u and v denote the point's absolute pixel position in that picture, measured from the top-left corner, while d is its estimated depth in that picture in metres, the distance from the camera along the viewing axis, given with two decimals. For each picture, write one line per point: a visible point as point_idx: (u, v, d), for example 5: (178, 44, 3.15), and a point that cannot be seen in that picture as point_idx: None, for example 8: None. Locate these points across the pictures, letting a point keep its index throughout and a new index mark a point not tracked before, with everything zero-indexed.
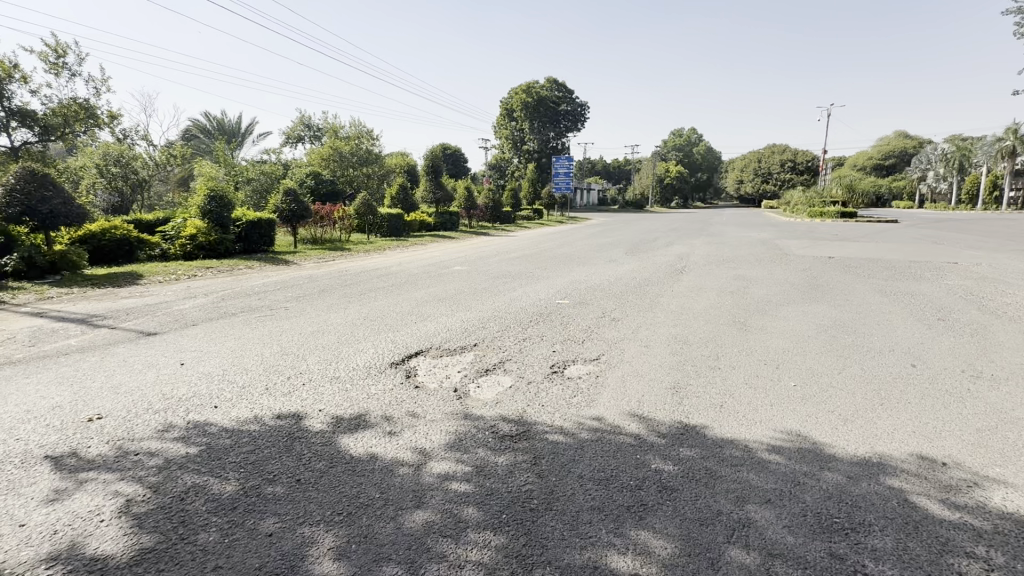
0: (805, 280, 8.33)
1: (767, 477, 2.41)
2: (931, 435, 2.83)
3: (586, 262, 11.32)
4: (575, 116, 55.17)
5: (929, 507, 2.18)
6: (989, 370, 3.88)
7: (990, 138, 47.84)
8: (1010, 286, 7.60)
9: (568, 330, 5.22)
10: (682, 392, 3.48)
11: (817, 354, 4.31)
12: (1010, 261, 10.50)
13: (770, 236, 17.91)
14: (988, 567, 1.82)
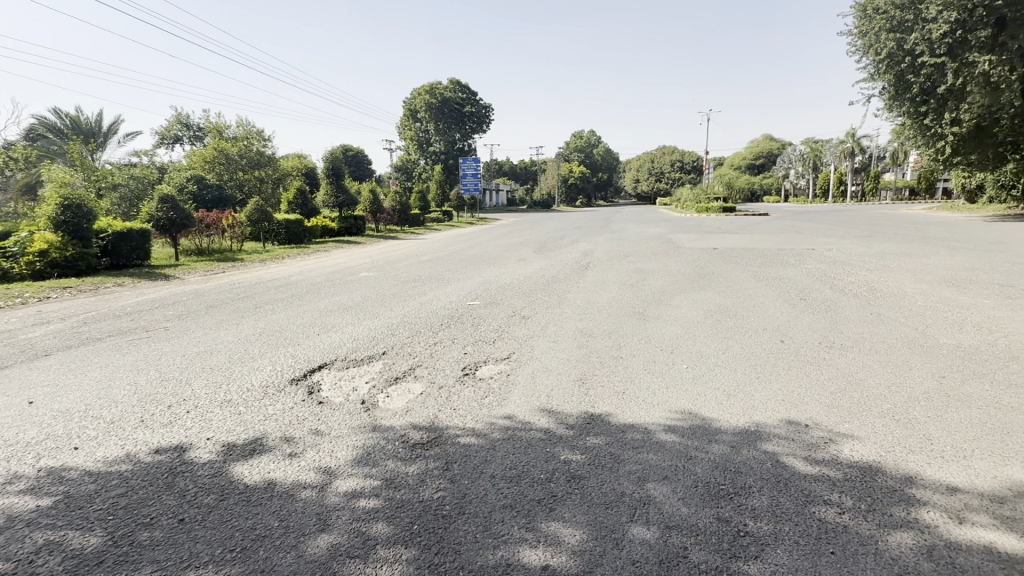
0: (694, 270, 9.15)
1: (663, 455, 2.60)
2: (797, 401, 3.23)
3: (496, 262, 11.45)
4: (479, 119, 55.78)
5: (796, 465, 2.48)
6: (839, 340, 4.52)
7: (835, 140, 56.10)
8: (854, 267, 8.92)
9: (479, 331, 5.24)
10: (588, 383, 3.65)
11: (704, 337, 4.74)
12: (853, 245, 12.31)
13: (664, 231, 19.40)
14: (841, 510, 2.11)
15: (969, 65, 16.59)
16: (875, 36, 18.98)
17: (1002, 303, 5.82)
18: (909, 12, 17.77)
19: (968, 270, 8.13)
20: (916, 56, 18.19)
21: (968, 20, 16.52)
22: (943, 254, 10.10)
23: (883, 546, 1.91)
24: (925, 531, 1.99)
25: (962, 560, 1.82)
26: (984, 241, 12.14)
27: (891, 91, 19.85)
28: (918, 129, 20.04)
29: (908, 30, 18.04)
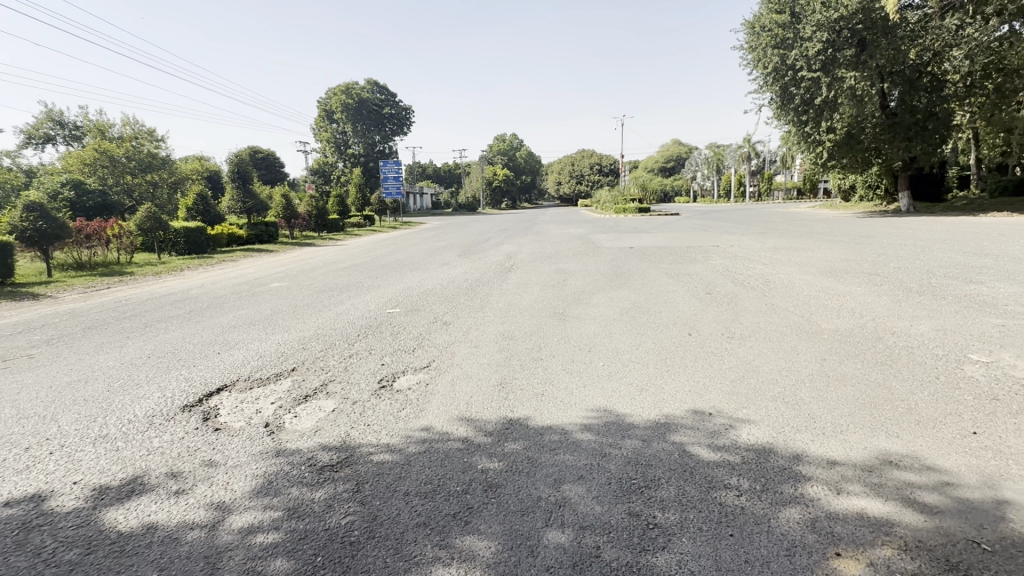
0: (612, 269, 9.52)
1: (579, 455, 2.63)
2: (702, 391, 3.42)
3: (419, 267, 11.20)
4: (399, 121, 54.74)
5: (700, 453, 2.62)
6: (738, 331, 4.89)
7: (734, 145, 61.27)
8: (752, 261, 9.73)
9: (398, 340, 5.06)
10: (508, 387, 3.63)
11: (620, 334, 4.92)
12: (752, 241, 13.44)
13: (585, 231, 20.07)
14: (739, 493, 2.25)
15: (838, 80, 19.08)
16: (763, 51, 20.96)
17: (871, 289, 6.60)
18: (789, 31, 19.88)
19: (844, 261, 9.15)
20: (796, 71, 20.20)
21: (836, 40, 18.91)
22: (825, 247, 11.31)
23: (775, 523, 2.06)
24: (810, 505, 2.17)
25: (840, 528, 2.01)
26: (856, 235, 13.76)
27: (778, 102, 21.91)
28: (800, 137, 22.18)
29: (789, 47, 20.11)
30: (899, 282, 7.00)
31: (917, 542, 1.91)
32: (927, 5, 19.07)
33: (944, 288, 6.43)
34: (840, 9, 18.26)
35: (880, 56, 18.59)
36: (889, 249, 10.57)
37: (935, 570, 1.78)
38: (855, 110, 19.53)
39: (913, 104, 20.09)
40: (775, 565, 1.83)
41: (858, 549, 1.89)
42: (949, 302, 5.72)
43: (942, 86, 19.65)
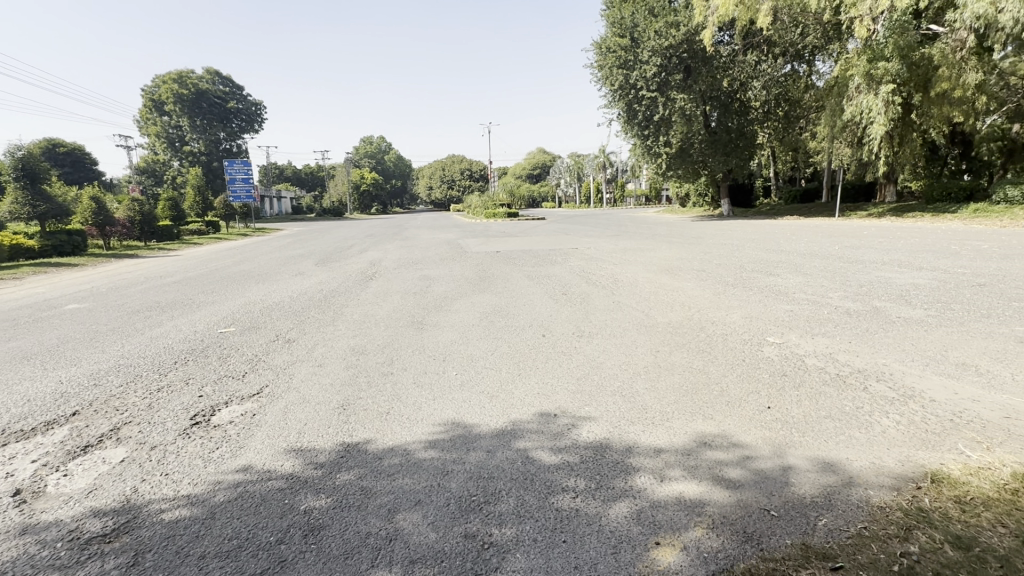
0: (476, 273, 9.55)
1: (419, 477, 2.45)
2: (549, 392, 3.48)
3: (267, 279, 10.08)
4: (249, 116, 49.51)
5: (541, 457, 2.62)
6: (587, 329, 5.16)
7: (592, 155, 66.56)
8: (604, 262, 10.50)
9: (227, 365, 4.40)
10: (350, 408, 3.32)
11: (476, 340, 4.87)
12: (605, 243, 14.58)
13: (454, 236, 20.05)
14: (575, 495, 2.28)
15: (671, 100, 21.77)
16: (609, 70, 23.01)
17: (697, 284, 7.50)
18: (630, 54, 22.10)
19: (678, 260, 10.33)
20: (637, 90, 22.51)
21: (667, 65, 21.55)
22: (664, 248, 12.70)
23: (606, 521, 2.09)
24: (637, 496, 2.27)
25: (661, 516, 2.11)
26: (688, 236, 15.75)
27: (624, 117, 24.20)
28: (643, 150, 24.75)
29: (631, 68, 22.34)
30: (719, 277, 8.07)
31: (722, 518, 2.09)
32: (734, 42, 22.57)
33: (751, 281, 7.55)
34: (669, 38, 20.94)
35: (701, 82, 21.66)
36: (713, 248, 12.22)
37: (735, 543, 1.95)
38: (685, 127, 22.41)
39: (727, 124, 23.16)
40: (602, 565, 1.84)
41: (675, 535, 2.01)
42: (755, 292, 6.71)
43: (747, 111, 23.40)
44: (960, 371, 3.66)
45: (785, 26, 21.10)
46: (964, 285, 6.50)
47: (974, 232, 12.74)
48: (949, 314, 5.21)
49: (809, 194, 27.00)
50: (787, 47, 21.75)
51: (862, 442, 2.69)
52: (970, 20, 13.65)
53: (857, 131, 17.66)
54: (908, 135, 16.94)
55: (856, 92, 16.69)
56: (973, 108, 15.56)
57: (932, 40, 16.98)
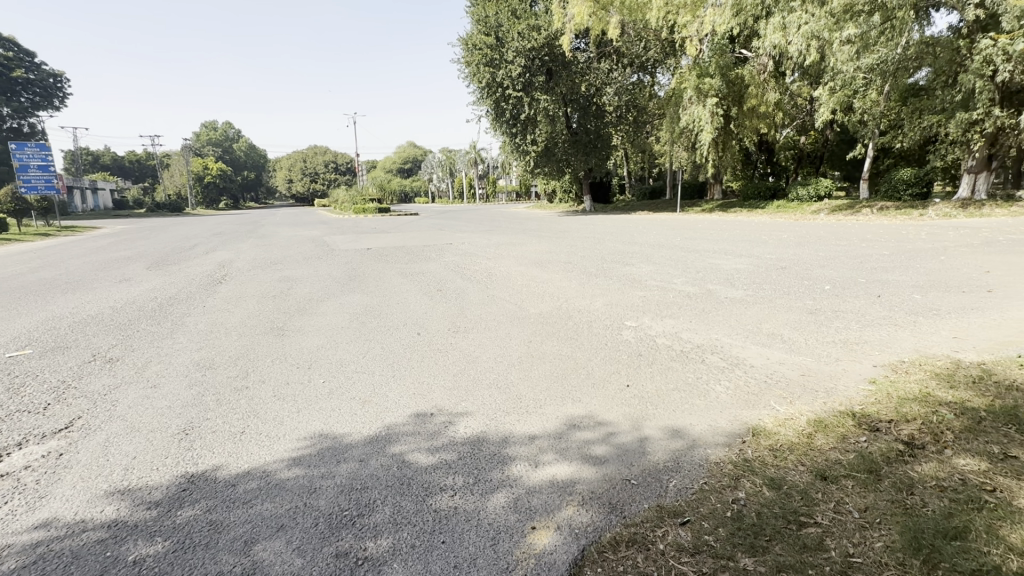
0: (345, 272, 9.01)
1: (281, 500, 2.23)
2: (425, 391, 3.41)
3: (79, 287, 8.37)
4: (44, 88, 40.61)
5: (418, 460, 2.55)
6: (463, 325, 5.16)
7: (464, 151, 66.97)
8: (478, 257, 10.62)
9: (21, 396, 3.54)
10: (194, 433, 2.88)
11: (346, 343, 4.58)
12: (479, 239, 14.76)
13: (319, 233, 18.67)
14: (453, 493, 2.26)
15: (536, 101, 22.81)
16: (476, 67, 23.38)
17: (565, 275, 7.97)
18: (495, 53, 22.66)
19: (547, 253, 10.87)
20: (504, 88, 23.17)
21: (531, 66, 22.51)
22: (534, 242, 13.26)
23: (484, 514, 2.11)
24: (513, 485, 2.32)
25: (537, 502, 2.19)
26: (554, 231, 16.70)
27: (492, 115, 24.77)
28: (512, 148, 25.57)
29: (497, 67, 22.91)
30: (583, 268, 8.67)
31: (591, 494, 2.24)
32: (589, 50, 24.37)
33: (611, 271, 8.25)
34: (531, 40, 21.91)
35: (563, 85, 23.11)
36: (578, 241, 13.09)
37: (602, 515, 2.10)
38: (549, 127, 23.73)
39: (587, 126, 24.84)
40: (481, 560, 1.85)
41: (549, 517, 2.09)
42: (614, 281, 7.34)
43: (603, 115, 25.47)
44: (770, 340, 4.40)
45: (631, 39, 23.42)
46: (771, 269, 7.84)
47: (777, 225, 15.44)
48: (761, 293, 6.24)
49: (656, 192, 30.33)
50: (634, 59, 24.09)
51: (701, 408, 3.09)
52: (769, 48, 16.50)
53: (691, 138, 20.22)
54: (729, 142, 19.64)
55: (689, 103, 19.10)
56: (773, 122, 18.84)
57: (743, 62, 20.14)
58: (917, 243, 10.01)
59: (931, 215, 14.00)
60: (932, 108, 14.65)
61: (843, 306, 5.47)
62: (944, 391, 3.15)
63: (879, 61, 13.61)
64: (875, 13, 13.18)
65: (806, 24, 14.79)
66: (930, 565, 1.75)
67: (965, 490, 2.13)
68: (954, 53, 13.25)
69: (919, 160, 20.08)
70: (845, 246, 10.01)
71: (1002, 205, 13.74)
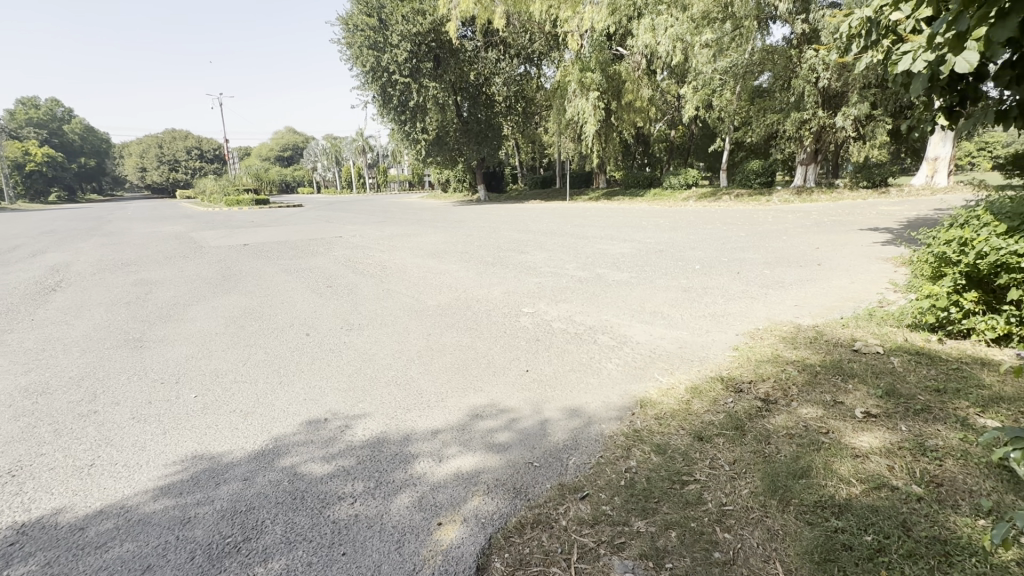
0: (217, 272, 8.08)
1: (147, 537, 1.94)
2: (317, 396, 3.19)
3: None
4: None
5: (312, 470, 2.38)
6: (357, 322, 4.90)
7: (350, 138, 63.48)
8: (371, 250, 10.15)
9: None
10: (24, 474, 2.40)
11: (222, 351, 4.12)
12: (370, 230, 14.10)
13: (183, 229, 16.51)
14: (353, 501, 2.14)
15: (424, 88, 22.25)
16: (359, 49, 22.21)
17: (462, 265, 7.93)
18: (379, 35, 21.65)
19: (443, 243, 10.74)
20: (389, 73, 22.27)
21: (418, 51, 21.91)
22: (429, 232, 12.99)
23: (387, 518, 2.04)
24: (417, 483, 2.27)
25: (441, 497, 2.17)
26: (449, 221, 16.51)
27: (380, 101, 23.76)
28: (402, 135, 24.79)
29: (381, 50, 21.94)
30: (479, 257, 8.70)
31: (496, 482, 2.27)
32: (475, 38, 24.31)
33: (508, 259, 8.38)
34: (417, 25, 21.31)
35: (451, 72, 22.87)
36: (474, 231, 13.10)
37: (507, 501, 2.13)
38: (439, 115, 23.38)
39: (477, 115, 24.85)
40: (386, 566, 1.78)
41: (454, 511, 2.08)
42: (510, 269, 7.46)
43: (493, 104, 25.65)
44: (652, 318, 4.80)
45: (517, 30, 23.65)
46: (652, 252, 8.53)
47: (654, 211, 16.83)
48: (643, 274, 6.77)
49: (547, 181, 31.40)
50: (520, 50, 24.18)
51: (595, 385, 3.28)
52: (641, 47, 17.79)
53: (577, 129, 21.20)
54: (611, 134, 20.88)
55: (574, 96, 19.99)
56: (647, 116, 20.42)
57: (620, 59, 21.46)
58: (766, 225, 11.52)
59: (775, 201, 16.24)
60: (773, 108, 16.94)
61: (711, 283, 6.13)
62: (789, 352, 3.68)
63: (731, 64, 15.28)
64: (727, 21, 15.25)
65: (671, 27, 16.42)
66: (785, 502, 2.03)
67: (807, 434, 2.51)
68: (788, 61, 15.36)
69: (765, 153, 23.12)
70: (710, 229, 11.22)
71: (826, 192, 16.38)
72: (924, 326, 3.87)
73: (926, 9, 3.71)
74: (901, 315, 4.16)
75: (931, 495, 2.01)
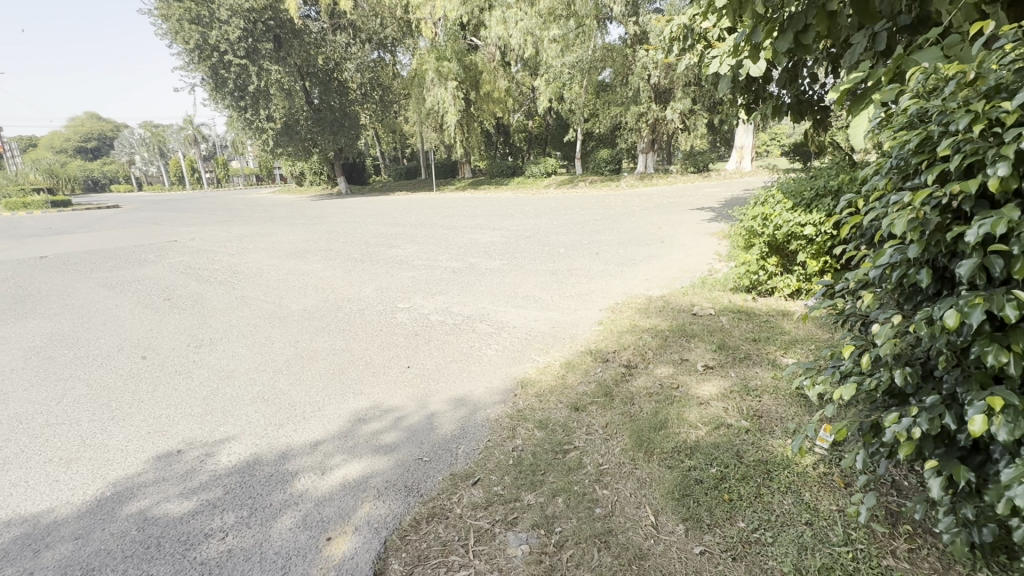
0: (4, 293, 6.49)
1: None
2: (165, 426, 2.78)
3: None
4: None
5: (168, 510, 2.09)
6: (207, 336, 4.33)
7: (176, 126, 54.96)
8: (216, 253, 9.00)
9: None
10: None
11: (24, 390, 3.35)
12: (213, 232, 12.46)
13: None
14: (225, 534, 1.93)
15: (265, 71, 20.21)
16: (178, 24, 19.42)
17: (327, 264, 7.44)
18: (203, 9, 19.04)
19: (303, 241, 9.94)
20: (221, 53, 19.76)
21: (253, 30, 19.79)
22: (286, 231, 11.89)
23: (268, 545, 1.88)
24: (299, 502, 2.12)
25: (328, 511, 2.06)
26: (309, 217, 15.26)
27: (211, 84, 20.97)
28: (244, 123, 22.19)
29: (208, 26, 19.36)
30: (346, 255, 8.22)
31: (386, 484, 2.21)
32: (320, 19, 22.63)
33: (377, 254, 8.07)
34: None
35: (295, 55, 20.98)
36: (338, 226, 12.32)
37: (400, 501, 2.10)
38: (286, 102, 21.44)
39: (330, 103, 23.14)
40: None
41: (344, 522, 1.99)
42: (381, 265, 7.19)
43: (347, 91, 23.60)
44: (525, 301, 5.04)
45: (366, 13, 22.36)
46: (520, 239, 8.89)
47: (519, 199, 17.52)
48: (514, 261, 7.04)
49: (412, 172, 30.71)
50: (371, 35, 22.86)
51: (477, 373, 3.36)
52: (495, 38, 18.22)
53: (438, 119, 20.99)
54: (472, 124, 21.10)
55: (432, 85, 19.72)
56: (505, 107, 21.05)
57: (474, 49, 21.65)
58: (618, 209, 12.68)
59: (624, 186, 17.96)
60: (616, 102, 18.60)
61: (575, 264, 6.61)
62: (644, 320, 4.16)
63: (577, 59, 16.41)
64: (570, 19, 16.30)
65: (521, 21, 17.08)
66: (649, 452, 2.32)
67: (662, 391, 2.88)
68: (625, 59, 16.80)
69: (613, 143, 25.32)
70: (570, 214, 12.06)
71: (663, 177, 18.57)
72: (742, 287, 4.64)
73: (726, 21, 4.43)
74: (725, 280, 4.94)
75: (755, 426, 2.45)
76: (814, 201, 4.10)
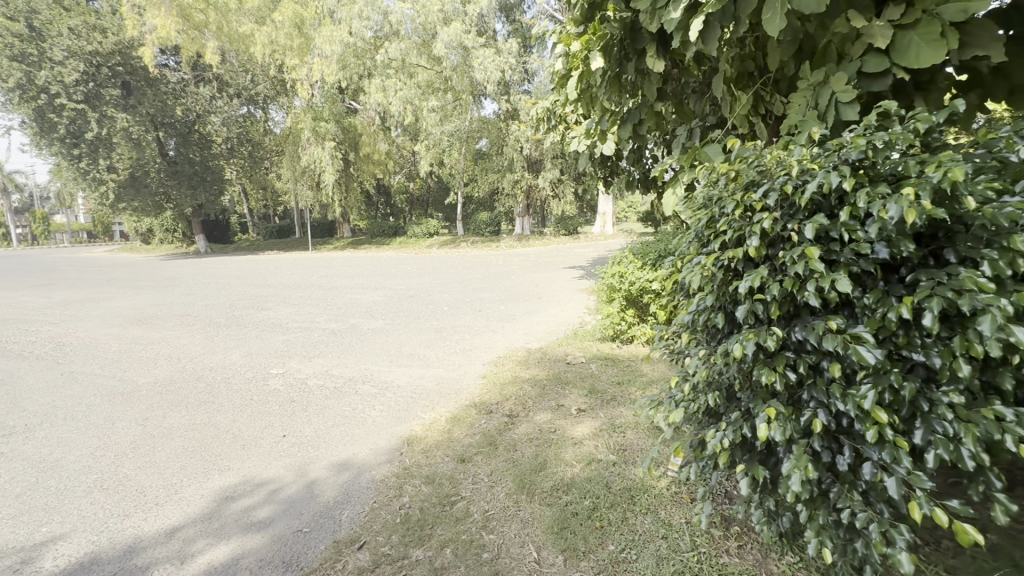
0: None
1: None
2: None
3: None
4: None
5: None
6: (20, 422, 3.61)
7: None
8: (32, 322, 7.57)
9: None
10: None
11: None
12: (28, 297, 10.47)
13: None
14: None
15: (110, 119, 18.38)
16: None
17: (184, 331, 6.69)
18: (30, 46, 17.35)
19: (152, 306, 8.82)
20: (50, 94, 17.75)
21: (96, 74, 18.11)
22: (130, 295, 10.44)
23: None
24: None
25: None
26: (158, 279, 13.58)
27: (34, 127, 18.51)
28: (76, 173, 19.54)
29: (34, 64, 17.58)
30: (207, 320, 7.46)
31: (260, 563, 2.06)
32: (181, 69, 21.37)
33: (245, 318, 7.46)
34: (92, 43, 17.78)
35: (147, 104, 19.05)
36: (195, 288, 11.14)
37: None
38: (134, 153, 19.38)
39: (188, 155, 21.11)
40: None
41: None
42: (249, 329, 6.66)
43: (210, 144, 21.89)
44: (410, 360, 5.06)
45: (235, 68, 21.17)
46: (404, 298, 8.87)
47: (400, 259, 17.47)
48: (397, 320, 7.01)
49: (284, 231, 29.01)
50: (240, 90, 21.69)
51: (361, 435, 3.28)
52: (375, 104, 18.53)
53: (314, 178, 20.56)
54: (351, 184, 20.98)
55: (307, 144, 19.33)
56: (386, 169, 21.35)
57: (354, 112, 21.80)
58: (498, 268, 13.32)
59: (503, 247, 18.92)
60: (492, 169, 19.89)
61: (458, 322, 6.80)
62: (524, 371, 4.43)
63: (455, 128, 17.43)
64: (448, 92, 17.47)
65: (400, 90, 17.51)
66: (530, 493, 2.48)
67: (541, 435, 3.11)
68: (499, 131, 18.27)
69: (491, 206, 26.77)
70: (453, 273, 12.38)
71: (538, 239, 19.97)
72: (607, 337, 5.20)
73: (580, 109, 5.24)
74: (593, 332, 5.49)
75: (620, 459, 2.76)
76: (657, 261, 4.85)
